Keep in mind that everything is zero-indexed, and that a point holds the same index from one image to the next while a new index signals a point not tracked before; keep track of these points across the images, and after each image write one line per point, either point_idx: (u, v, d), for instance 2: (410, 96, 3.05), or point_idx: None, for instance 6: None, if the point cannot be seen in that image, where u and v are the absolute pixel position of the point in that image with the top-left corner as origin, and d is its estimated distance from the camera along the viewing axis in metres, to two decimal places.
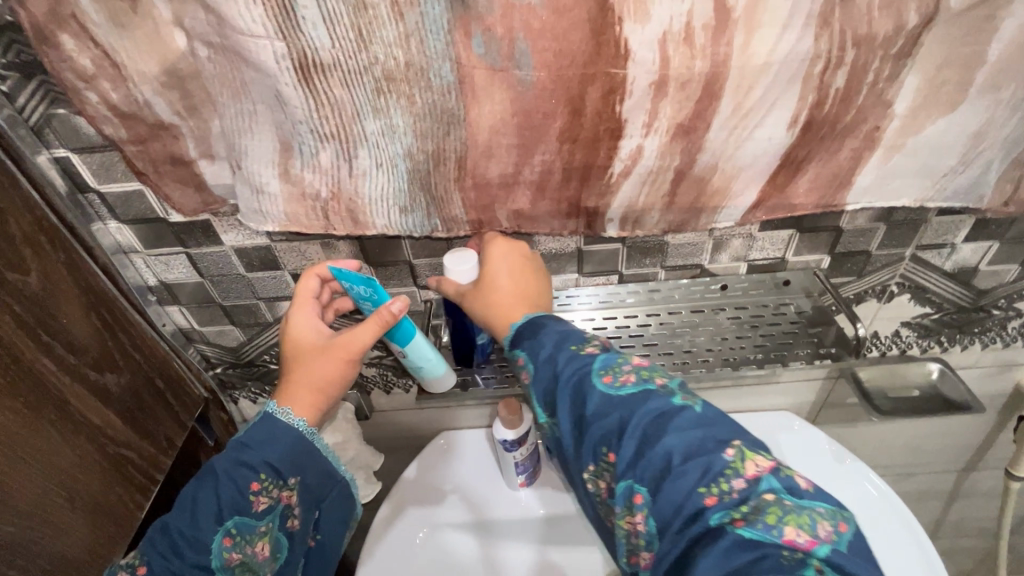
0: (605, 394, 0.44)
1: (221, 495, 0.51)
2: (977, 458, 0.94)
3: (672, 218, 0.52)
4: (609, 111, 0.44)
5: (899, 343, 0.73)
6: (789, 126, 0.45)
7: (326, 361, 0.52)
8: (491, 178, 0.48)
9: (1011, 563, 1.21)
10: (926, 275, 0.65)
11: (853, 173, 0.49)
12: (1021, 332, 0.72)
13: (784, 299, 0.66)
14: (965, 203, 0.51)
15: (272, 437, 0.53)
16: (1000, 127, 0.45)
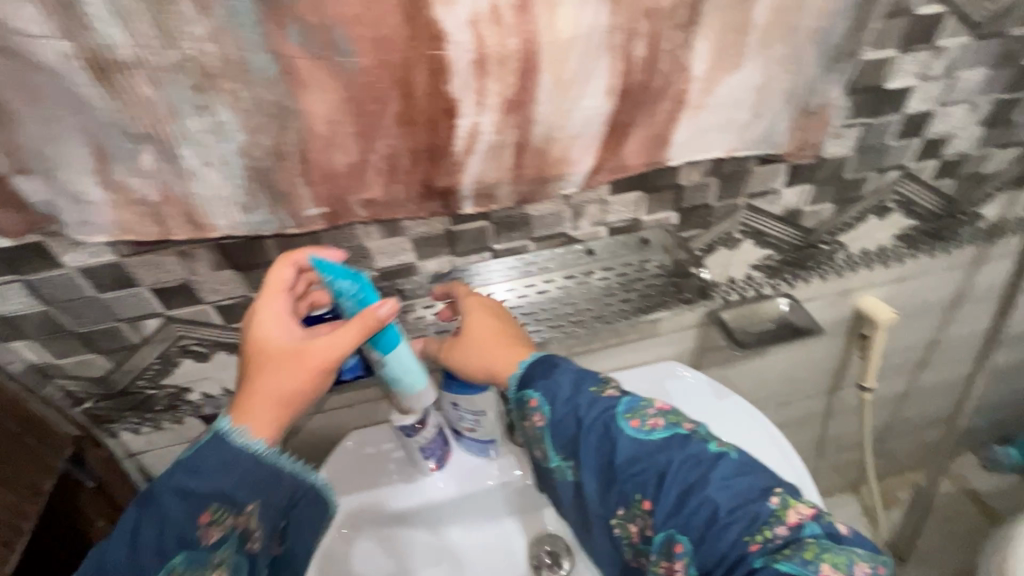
0: (635, 437, 0.52)
1: (165, 529, 0.49)
2: (839, 377, 1.07)
3: (522, 189, 0.56)
4: (441, 92, 0.46)
5: (753, 285, 0.81)
6: (606, 95, 0.50)
7: (298, 366, 0.51)
8: (341, 167, 0.49)
9: (885, 467, 1.40)
10: (762, 220, 0.73)
11: (669, 129, 0.55)
12: (848, 262, 0.83)
13: (647, 256, 0.72)
14: (763, 151, 0.61)
15: (226, 463, 0.50)
16: (777, 80, 0.54)
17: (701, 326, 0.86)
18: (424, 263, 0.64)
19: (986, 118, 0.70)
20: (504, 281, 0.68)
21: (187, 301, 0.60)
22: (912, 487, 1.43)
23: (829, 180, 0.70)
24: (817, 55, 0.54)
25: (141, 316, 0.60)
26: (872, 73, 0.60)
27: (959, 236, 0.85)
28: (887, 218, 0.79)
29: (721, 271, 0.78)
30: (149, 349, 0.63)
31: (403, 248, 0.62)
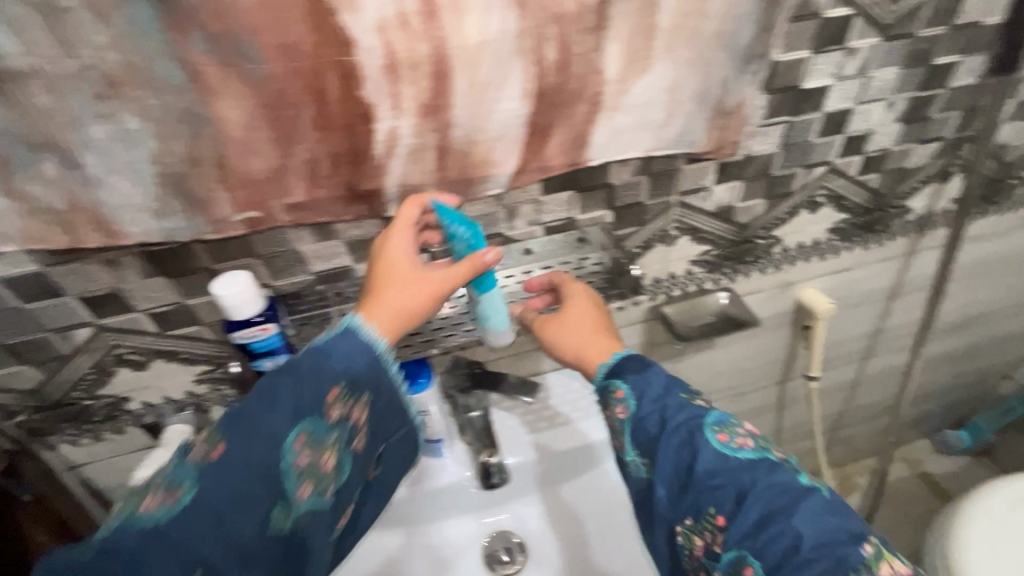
0: (720, 450, 0.47)
1: (301, 394, 0.47)
2: (873, 345, 1.06)
3: (626, 140, 0.58)
4: (569, 25, 0.48)
5: (820, 249, 0.81)
6: (756, 26, 0.53)
7: (416, 288, 0.51)
8: (453, 104, 0.51)
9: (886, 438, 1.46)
10: (841, 182, 0.72)
11: (756, 86, 0.58)
12: (911, 225, 0.83)
13: (722, 226, 0.72)
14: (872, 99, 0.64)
15: (355, 350, 0.50)
16: (919, 19, 0.58)
17: (763, 297, 0.85)
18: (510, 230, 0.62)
19: None
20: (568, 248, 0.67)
21: (241, 253, 0.55)
22: (905, 463, 1.51)
23: (907, 138, 0.69)
24: (904, 16, 0.57)
25: (186, 270, 0.55)
26: (967, 45, 0.62)
27: (1008, 204, 0.86)
28: (947, 184, 0.79)
29: (784, 241, 0.78)
30: (163, 342, 0.60)
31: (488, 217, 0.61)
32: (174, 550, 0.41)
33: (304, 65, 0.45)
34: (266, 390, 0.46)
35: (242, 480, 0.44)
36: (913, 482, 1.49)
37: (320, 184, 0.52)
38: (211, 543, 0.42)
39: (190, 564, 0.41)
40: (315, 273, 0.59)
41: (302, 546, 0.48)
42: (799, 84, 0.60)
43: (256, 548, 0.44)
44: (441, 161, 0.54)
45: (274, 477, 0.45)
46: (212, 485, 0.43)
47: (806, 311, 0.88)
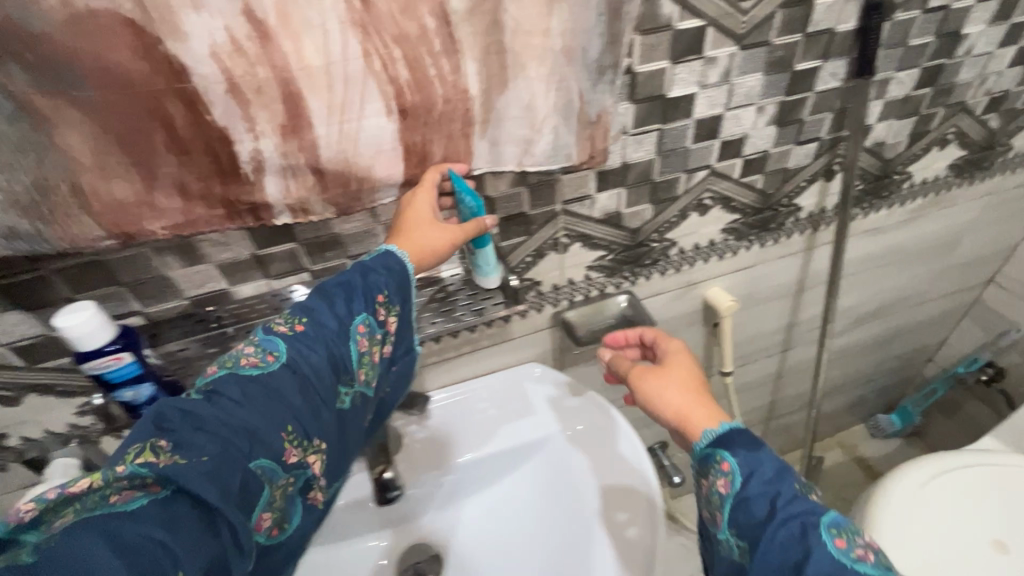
0: (836, 558, 0.43)
1: (367, 280, 0.53)
2: (790, 337, 1.09)
3: (493, 149, 0.59)
4: (415, 45, 0.49)
5: (717, 249, 0.84)
6: (602, 42, 0.54)
7: (438, 234, 0.56)
8: (312, 127, 0.51)
9: (821, 425, 1.50)
10: (725, 185, 0.75)
11: (615, 96, 0.59)
12: (807, 222, 0.87)
13: (612, 232, 0.73)
14: (742, 106, 0.66)
15: (396, 265, 0.55)
16: (767, 30, 0.61)
17: (670, 297, 0.87)
18: None
19: (914, 90, 0.75)
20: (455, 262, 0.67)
21: (105, 281, 0.54)
22: (841, 448, 1.56)
23: (782, 140, 0.72)
24: (755, 26, 0.60)
25: (42, 303, 0.53)
26: (827, 49, 0.65)
27: (897, 197, 0.90)
28: (832, 182, 0.82)
29: (680, 242, 0.80)
30: (30, 375, 0.58)
31: (373, 232, 0.61)
32: (266, 408, 0.45)
33: (140, 91, 0.45)
34: (331, 291, 0.52)
35: (322, 355, 0.50)
36: (850, 466, 1.53)
37: (193, 201, 0.51)
38: (297, 405, 0.47)
39: (281, 422, 0.46)
40: (189, 298, 0.59)
41: (352, 428, 0.53)
42: (663, 94, 0.61)
43: (328, 417, 0.50)
44: (320, 179, 0.54)
45: (337, 363, 0.50)
46: (295, 355, 0.49)
47: (714, 310, 0.91)
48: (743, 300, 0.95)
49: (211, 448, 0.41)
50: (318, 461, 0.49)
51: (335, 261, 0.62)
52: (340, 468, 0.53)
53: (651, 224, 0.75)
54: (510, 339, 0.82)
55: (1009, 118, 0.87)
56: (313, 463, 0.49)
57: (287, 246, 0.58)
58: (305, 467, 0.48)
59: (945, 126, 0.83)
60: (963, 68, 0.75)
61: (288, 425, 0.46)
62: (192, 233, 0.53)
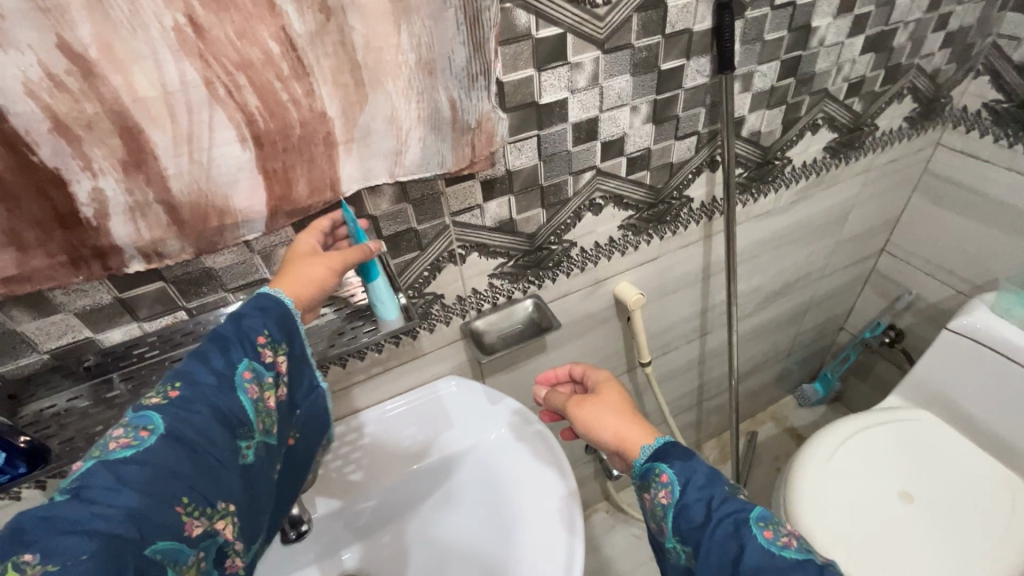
0: (766, 550, 0.43)
1: (241, 323, 0.48)
2: (705, 322, 1.13)
3: (366, 169, 0.55)
4: (262, 71, 0.44)
5: (618, 246, 0.86)
6: (467, 56, 0.53)
7: (314, 266, 0.53)
8: (161, 165, 0.45)
9: (752, 401, 1.56)
10: (614, 183, 0.77)
11: (491, 101, 0.58)
12: (701, 211, 0.90)
13: (508, 239, 0.74)
14: (614, 107, 0.68)
15: (268, 306, 0.50)
16: (628, 32, 0.63)
17: (579, 296, 0.88)
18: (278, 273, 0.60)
19: (778, 81, 0.80)
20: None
21: None
22: (774, 422, 1.62)
23: (661, 136, 0.75)
24: (613, 31, 0.62)
25: None
26: (688, 49, 0.68)
27: (780, 181, 0.96)
28: (716, 172, 0.86)
29: (578, 241, 0.81)
30: None
31: (253, 266, 0.58)
32: (153, 487, 0.39)
33: None
34: (205, 346, 0.47)
35: (208, 414, 0.44)
36: (783, 438, 1.60)
37: (31, 254, 0.46)
38: (188, 472, 0.41)
39: (173, 496, 0.40)
40: (48, 351, 0.55)
41: (257, 484, 0.48)
42: (536, 101, 0.62)
43: (232, 475, 0.44)
44: (175, 220, 0.49)
45: (229, 418, 0.45)
46: (175, 423, 0.42)
47: (624, 304, 0.93)
48: (653, 290, 0.98)
49: (91, 544, 0.35)
50: (229, 526, 0.44)
51: (213, 296, 0.58)
52: (255, 527, 0.48)
53: (545, 228, 0.76)
54: (421, 355, 0.81)
55: (869, 101, 0.94)
56: (223, 529, 0.44)
57: (154, 285, 0.55)
58: (215, 535, 0.43)
59: (813, 112, 0.89)
60: (818, 58, 0.81)
61: (185, 496, 0.40)
62: (29, 288, 0.47)
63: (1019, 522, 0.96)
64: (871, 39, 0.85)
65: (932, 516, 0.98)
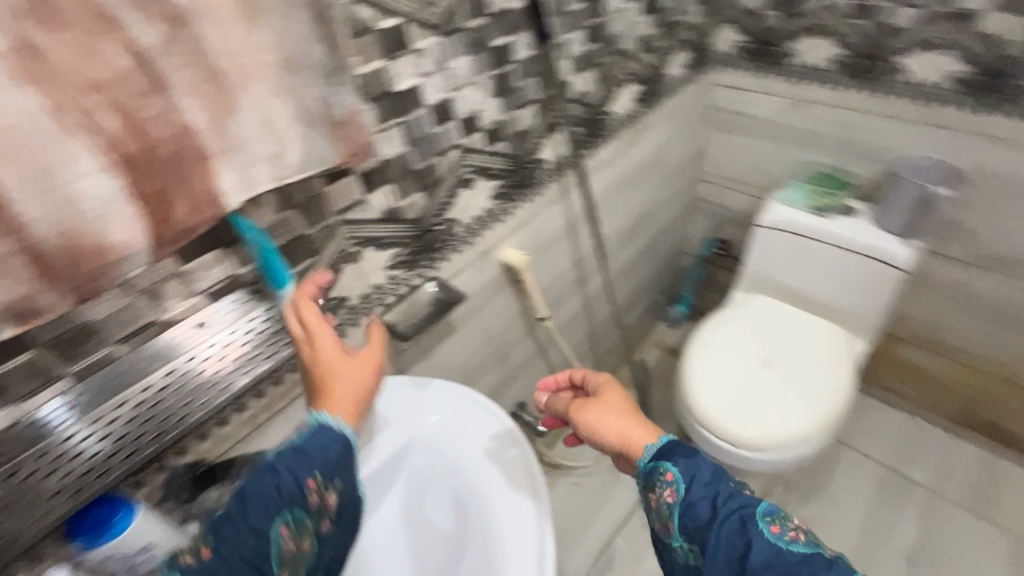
0: (773, 544, 0.47)
1: (283, 472, 0.48)
2: (582, 270, 1.27)
3: (249, 179, 0.54)
4: (117, 90, 0.42)
5: (495, 215, 0.93)
6: (324, 51, 0.55)
7: (353, 373, 0.57)
8: (16, 211, 0.40)
9: (634, 334, 1.76)
10: (478, 157, 0.84)
11: (354, 94, 0.60)
12: (556, 171, 1.01)
13: (396, 227, 0.77)
14: (461, 85, 0.75)
15: (319, 447, 0.51)
16: (456, 16, 0.70)
17: (472, 270, 0.94)
18: (168, 307, 0.57)
19: (585, 47, 0.94)
20: (246, 308, 0.62)
21: None
22: (656, 347, 1.85)
23: (507, 108, 0.84)
24: (445, 16, 0.68)
25: None
26: (509, 26, 0.78)
27: (611, 133, 1.11)
28: (559, 134, 0.98)
29: (460, 218, 0.86)
30: None
31: (139, 308, 0.55)
32: None
33: None
34: (246, 497, 0.47)
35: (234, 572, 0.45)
36: (668, 359, 1.82)
37: None
38: None
39: None
40: None
41: None
42: (391, 89, 0.66)
43: None
44: (44, 270, 0.43)
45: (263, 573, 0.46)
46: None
47: (513, 268, 1.01)
48: (533, 251, 1.07)
49: None
50: None
51: (100, 352, 0.54)
52: None
53: (428, 211, 0.80)
54: None
55: (659, 55, 1.14)
56: None
57: (24, 356, 0.49)
58: None
59: (620, 70, 1.05)
60: (613, 22, 0.97)
61: None
62: None
63: (841, 362, 1.24)
64: (644, 2, 1.03)
65: (783, 372, 1.21)
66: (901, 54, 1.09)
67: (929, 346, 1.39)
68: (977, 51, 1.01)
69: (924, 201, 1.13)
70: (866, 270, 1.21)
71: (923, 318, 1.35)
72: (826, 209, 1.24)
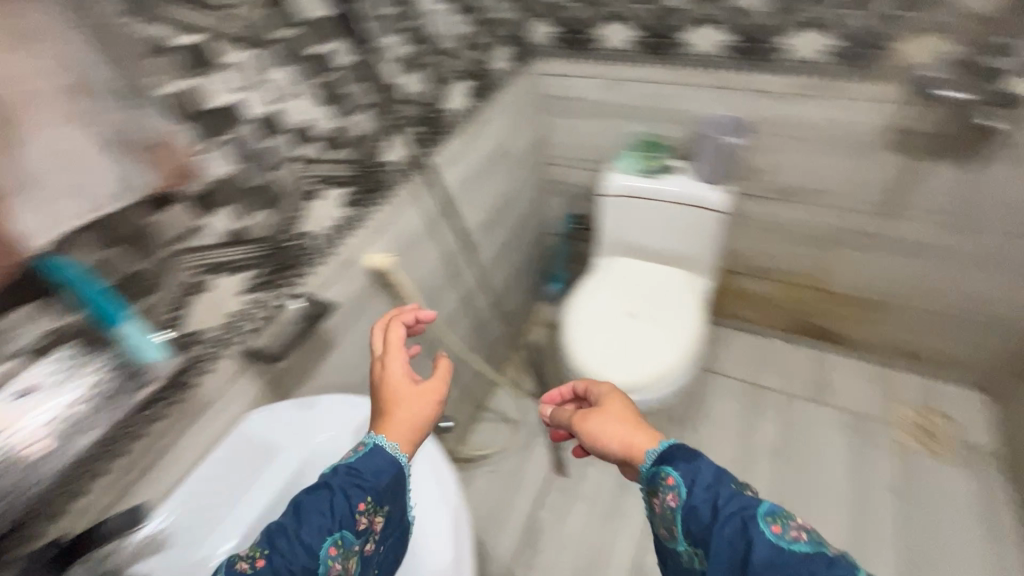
0: (773, 544, 0.49)
1: (342, 496, 0.58)
2: (453, 265, 1.30)
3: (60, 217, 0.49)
4: None
5: (351, 223, 0.93)
6: (112, 74, 0.52)
7: (415, 400, 0.68)
8: None
9: (519, 317, 1.85)
10: (320, 167, 0.84)
11: (160, 117, 0.58)
12: (405, 171, 1.04)
13: (244, 249, 0.74)
14: (282, 97, 0.75)
15: (374, 469, 0.61)
16: (256, 29, 0.70)
17: (340, 281, 0.93)
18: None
19: (406, 49, 0.98)
20: (81, 361, 0.55)
21: None
22: (542, 325, 1.96)
23: (338, 115, 0.85)
24: (241, 28, 0.68)
25: None
26: (318, 34, 0.79)
27: (453, 129, 1.16)
28: (401, 135, 1.00)
29: (314, 230, 0.85)
30: None
31: None
32: None
33: None
34: (308, 514, 0.56)
35: None
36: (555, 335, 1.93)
37: None
38: None
39: None
40: None
41: None
42: (203, 108, 0.64)
43: None
44: None
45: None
46: None
47: (382, 273, 1.01)
48: (400, 253, 1.08)
49: None
50: None
51: None
52: None
53: (275, 227, 0.78)
54: (211, 405, 0.75)
55: (480, 52, 1.21)
56: None
57: None
58: None
59: (446, 68, 1.10)
60: (427, 24, 1.01)
61: None
62: None
63: (688, 300, 1.42)
64: (455, 3, 1.09)
65: (644, 319, 1.37)
66: (680, 31, 1.28)
67: (758, 274, 1.63)
68: (734, 23, 1.22)
69: (722, 149, 1.33)
70: (694, 218, 1.39)
71: (749, 252, 1.59)
72: (653, 171, 1.41)
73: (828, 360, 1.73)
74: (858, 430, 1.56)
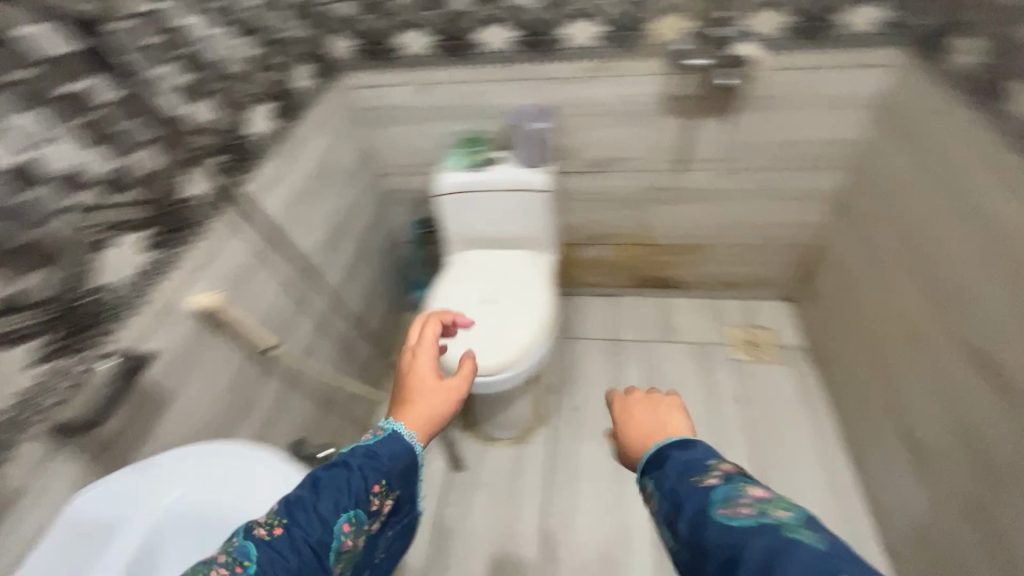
0: (719, 522, 0.48)
1: (361, 473, 0.62)
2: (299, 290, 1.27)
3: None
4: None
5: (161, 267, 0.87)
6: None
7: (434, 396, 0.74)
8: None
9: (387, 329, 1.84)
10: (105, 214, 0.77)
11: None
12: (215, 204, 0.99)
13: (23, 316, 0.66)
14: (39, 146, 0.68)
15: (390, 453, 0.66)
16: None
17: (162, 331, 0.87)
18: None
19: (187, 78, 0.94)
20: None
21: None
22: None
23: (116, 156, 0.79)
24: None
25: None
26: (70, 73, 0.73)
27: (262, 153, 1.13)
28: (201, 166, 0.96)
29: (113, 281, 0.78)
30: None
31: None
32: None
33: None
34: (325, 489, 0.59)
35: (309, 548, 0.55)
36: None
37: None
38: None
39: None
40: None
41: None
42: None
43: None
44: None
45: (324, 558, 0.56)
46: (268, 558, 0.53)
47: (212, 313, 0.96)
48: (231, 288, 1.03)
49: None
50: None
51: None
52: None
53: (61, 286, 0.71)
54: (22, 497, 0.66)
55: (277, 72, 1.20)
56: None
57: None
58: None
59: (240, 92, 1.07)
60: (207, 50, 0.98)
61: None
62: None
63: (533, 279, 1.52)
64: (236, 26, 1.07)
65: (495, 305, 1.44)
66: (471, 32, 1.37)
67: (597, 241, 1.82)
68: (516, 21, 1.34)
69: (529, 136, 1.45)
70: (524, 202, 1.50)
71: (585, 223, 1.77)
72: (478, 164, 1.49)
73: (670, 304, 1.97)
74: (702, 357, 1.80)
